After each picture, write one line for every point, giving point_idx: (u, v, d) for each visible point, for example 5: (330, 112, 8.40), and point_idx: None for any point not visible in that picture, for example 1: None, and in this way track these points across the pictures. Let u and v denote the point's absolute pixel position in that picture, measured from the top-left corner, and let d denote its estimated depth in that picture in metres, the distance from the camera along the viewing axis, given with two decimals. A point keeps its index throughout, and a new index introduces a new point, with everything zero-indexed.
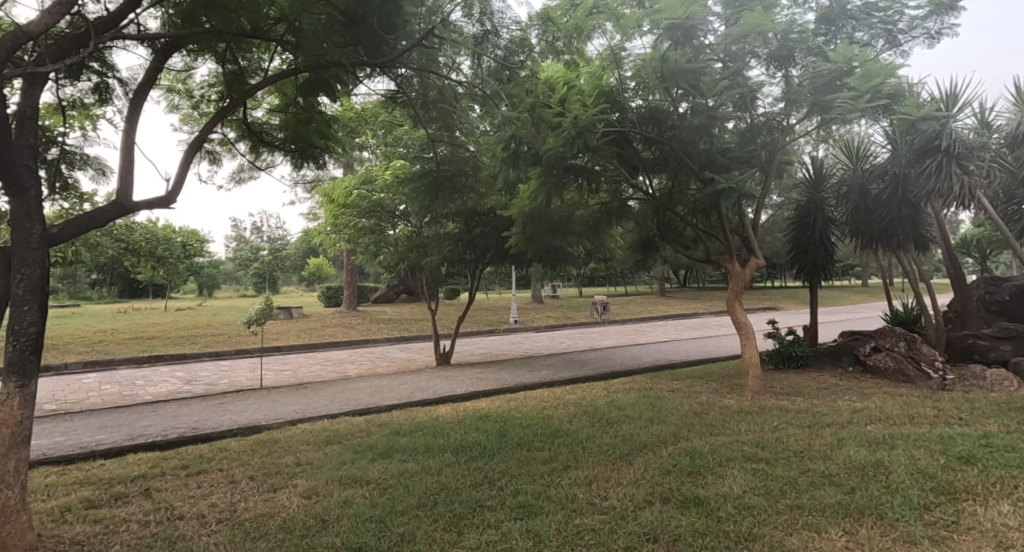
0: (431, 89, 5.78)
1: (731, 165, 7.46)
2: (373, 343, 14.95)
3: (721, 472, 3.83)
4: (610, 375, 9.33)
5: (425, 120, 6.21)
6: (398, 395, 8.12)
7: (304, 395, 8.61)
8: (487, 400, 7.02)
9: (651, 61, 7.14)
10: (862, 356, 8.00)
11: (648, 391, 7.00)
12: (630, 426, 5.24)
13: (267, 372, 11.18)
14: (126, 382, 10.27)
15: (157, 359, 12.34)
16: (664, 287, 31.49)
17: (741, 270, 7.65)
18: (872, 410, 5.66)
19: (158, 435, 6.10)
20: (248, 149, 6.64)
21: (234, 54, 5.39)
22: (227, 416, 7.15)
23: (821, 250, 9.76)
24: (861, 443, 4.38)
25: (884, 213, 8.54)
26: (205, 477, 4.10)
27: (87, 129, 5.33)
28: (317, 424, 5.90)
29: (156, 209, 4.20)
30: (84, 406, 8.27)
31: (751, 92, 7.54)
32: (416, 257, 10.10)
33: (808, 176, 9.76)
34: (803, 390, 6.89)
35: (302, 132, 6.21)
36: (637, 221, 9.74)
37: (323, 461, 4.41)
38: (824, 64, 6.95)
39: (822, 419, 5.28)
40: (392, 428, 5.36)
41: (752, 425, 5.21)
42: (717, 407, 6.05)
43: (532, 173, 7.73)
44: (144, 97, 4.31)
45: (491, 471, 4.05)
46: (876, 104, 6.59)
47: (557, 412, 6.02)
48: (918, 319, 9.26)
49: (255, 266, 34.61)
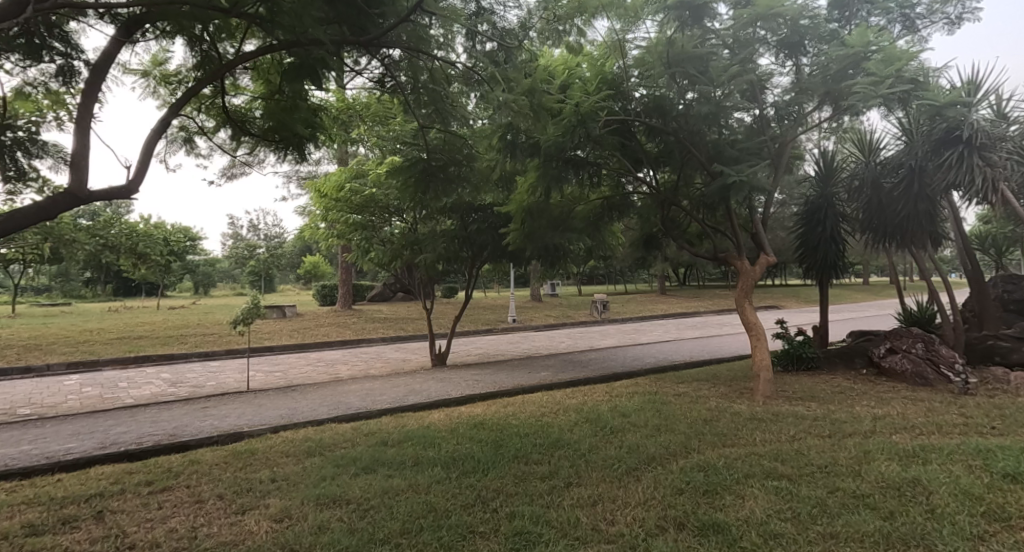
0: (421, 71, 5.36)
1: (741, 156, 7.03)
2: (367, 344, 14.55)
3: (741, 491, 3.45)
4: (612, 377, 8.95)
5: (419, 109, 5.81)
6: (390, 398, 7.75)
7: (292, 399, 8.21)
8: (483, 406, 6.64)
9: (657, 47, 6.79)
10: (877, 358, 7.64)
11: (653, 396, 6.61)
12: (635, 435, 4.86)
13: (256, 374, 10.78)
14: (109, 384, 9.89)
15: (143, 360, 11.95)
16: (663, 288, 31.06)
17: (751, 266, 7.23)
18: (895, 417, 5.29)
19: (132, 443, 5.71)
20: (230, 139, 6.26)
21: (208, 36, 4.96)
22: (207, 422, 6.77)
23: (832, 247, 9.34)
24: (891, 457, 4.00)
25: (898, 208, 8.16)
26: (169, 496, 3.71)
27: (60, 118, 4.97)
28: (300, 433, 5.51)
29: (116, 200, 3.83)
30: (62, 410, 7.89)
31: (760, 81, 7.18)
32: (410, 255, 9.71)
33: (818, 169, 9.34)
34: (817, 395, 6.52)
35: (286, 121, 5.79)
36: (640, 216, 9.32)
37: (302, 477, 4.02)
38: (841, 50, 6.60)
39: (843, 428, 4.91)
40: (379, 438, 4.97)
41: (768, 435, 4.81)
42: (728, 413, 5.67)
43: (531, 164, 7.35)
44: (101, 78, 3.92)
45: (486, 489, 3.68)
46: (897, 90, 6.21)
47: (557, 419, 5.62)
48: (932, 318, 8.89)
49: (250, 264, 34.17)
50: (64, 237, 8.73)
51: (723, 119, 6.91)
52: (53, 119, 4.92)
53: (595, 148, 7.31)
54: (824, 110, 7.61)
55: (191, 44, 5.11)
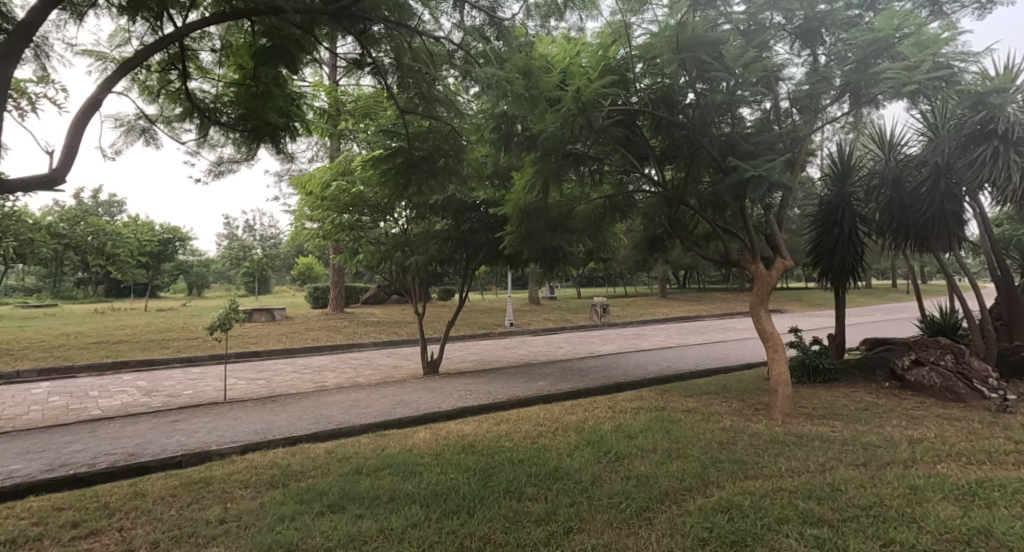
0: (404, 52, 4.82)
1: (757, 150, 6.45)
2: (358, 349, 13.97)
3: (777, 544, 2.89)
4: (615, 388, 8.40)
5: (402, 94, 5.19)
6: (376, 411, 7.18)
7: (270, 411, 7.64)
8: (474, 423, 6.07)
9: (664, 32, 6.22)
10: (901, 370, 7.06)
11: (660, 412, 6.04)
12: (644, 464, 4.28)
13: (238, 382, 10.20)
14: (78, 393, 9.28)
15: (120, 366, 11.35)
16: (664, 290, 30.61)
17: (766, 271, 6.61)
18: (934, 441, 4.71)
19: (83, 466, 5.14)
20: (195, 129, 5.62)
21: (165, 12, 4.38)
22: (173, 439, 6.20)
23: (850, 250, 8.61)
24: (946, 496, 3.41)
25: (922, 209, 7.60)
26: (93, 545, 3.15)
27: (21, 106, 4.32)
28: (267, 457, 4.92)
29: (38, 190, 3.25)
30: (21, 423, 7.28)
31: (775, 71, 6.67)
32: (402, 256, 9.17)
33: (833, 165, 8.69)
34: (840, 413, 5.94)
35: (258, 108, 5.20)
36: (644, 215, 8.63)
37: (255, 519, 3.43)
38: (866, 34, 6.06)
39: (879, 456, 4.34)
40: (353, 465, 4.38)
41: (794, 464, 4.22)
42: (746, 435, 5.09)
43: (528, 158, 6.79)
44: (23, 48, 3.34)
45: (469, 537, 3.10)
46: (933, 76, 5.63)
47: (555, 441, 5.02)
48: (957, 326, 8.30)
49: (243, 266, 33.49)
50: (70, 244, 8.13)
51: (734, 110, 6.36)
52: (14, 107, 4.28)
53: (598, 141, 6.72)
54: (843, 102, 7.07)
55: (150, 21, 4.53)
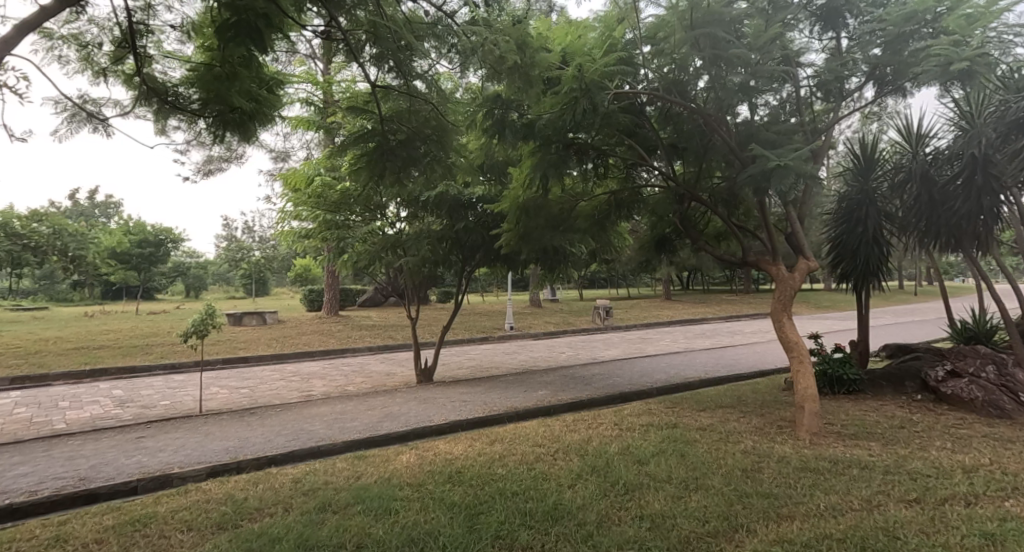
0: (380, 24, 4.19)
1: (778, 139, 5.82)
2: (351, 354, 13.38)
3: None
4: (620, 399, 7.78)
5: (382, 74, 4.60)
6: (360, 425, 6.58)
7: (247, 425, 7.04)
8: (465, 442, 5.46)
9: (672, 12, 5.59)
10: (935, 382, 6.43)
11: (672, 432, 5.39)
12: (660, 499, 3.65)
13: (220, 391, 9.60)
14: (47, 405, 8.66)
15: (97, 374, 10.73)
16: (670, 293, 29.93)
17: (788, 273, 5.93)
18: (994, 470, 4.09)
19: (21, 494, 4.54)
20: (159, 119, 4.90)
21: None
22: (132, 459, 5.59)
23: (876, 250, 7.88)
24: None
25: (957, 205, 6.96)
26: None
27: None
28: (228, 485, 4.32)
29: None
30: None
31: (795, 55, 6.07)
32: (392, 258, 8.43)
33: (856, 158, 7.93)
34: (874, 432, 5.31)
35: (222, 91, 4.47)
36: (652, 212, 8.00)
37: None
38: (899, 12, 5.47)
39: (936, 490, 3.71)
40: (319, 500, 3.77)
41: (836, 500, 3.60)
42: (773, 460, 4.46)
43: (527, 149, 6.17)
44: None
45: None
46: (981, 54, 5.01)
47: (555, 468, 4.39)
48: (992, 332, 7.66)
49: (240, 269, 32.92)
50: None
51: (752, 94, 5.73)
52: None
53: (601, 130, 6.09)
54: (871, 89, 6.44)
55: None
